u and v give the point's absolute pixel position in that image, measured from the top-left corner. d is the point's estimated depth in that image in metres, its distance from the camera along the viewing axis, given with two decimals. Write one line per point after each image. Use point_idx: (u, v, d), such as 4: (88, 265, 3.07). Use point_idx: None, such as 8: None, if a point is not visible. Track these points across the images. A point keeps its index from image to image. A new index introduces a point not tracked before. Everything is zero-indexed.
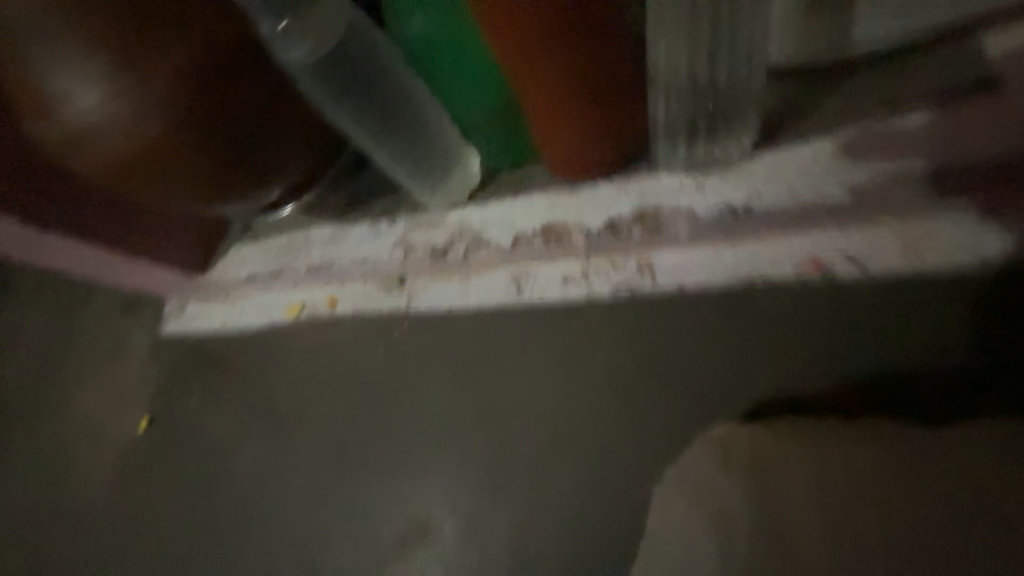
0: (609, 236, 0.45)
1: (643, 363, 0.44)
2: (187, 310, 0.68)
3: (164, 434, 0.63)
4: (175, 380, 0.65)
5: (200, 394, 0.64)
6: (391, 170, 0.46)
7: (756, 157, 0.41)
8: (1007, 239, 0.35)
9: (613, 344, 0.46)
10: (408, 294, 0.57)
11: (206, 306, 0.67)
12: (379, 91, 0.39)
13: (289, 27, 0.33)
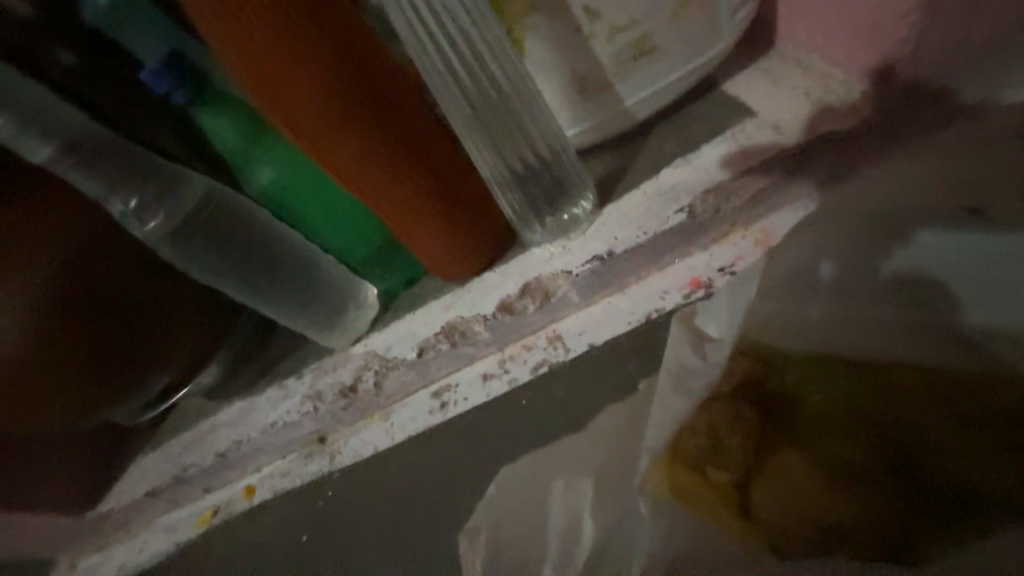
0: (506, 318, 0.45)
1: (582, 406, 0.42)
2: (109, 546, 0.60)
3: None
4: None
5: None
6: (283, 320, 0.46)
7: (608, 208, 0.43)
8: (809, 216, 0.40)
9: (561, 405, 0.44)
10: (329, 455, 0.52)
11: (128, 534, 0.60)
12: (244, 244, 0.40)
13: (145, 209, 0.36)
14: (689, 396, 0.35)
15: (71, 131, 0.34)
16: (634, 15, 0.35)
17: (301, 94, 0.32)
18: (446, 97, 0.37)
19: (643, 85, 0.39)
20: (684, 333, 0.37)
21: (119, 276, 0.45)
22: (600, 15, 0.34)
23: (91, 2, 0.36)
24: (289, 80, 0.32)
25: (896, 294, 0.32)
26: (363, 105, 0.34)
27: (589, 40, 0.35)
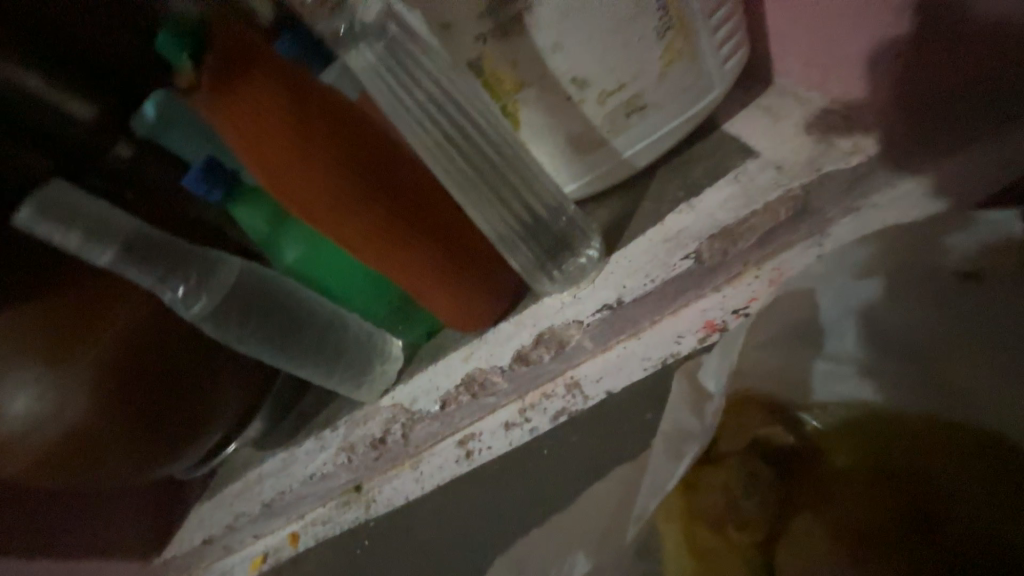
0: (522, 368, 0.46)
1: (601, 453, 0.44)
2: None
3: None
4: None
5: None
6: (316, 379, 0.49)
7: (614, 256, 0.44)
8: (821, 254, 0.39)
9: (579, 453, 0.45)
10: (366, 503, 0.55)
11: None
12: (277, 314, 0.44)
13: (190, 295, 0.40)
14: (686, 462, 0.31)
15: (122, 228, 0.38)
16: (621, 78, 0.36)
17: (291, 168, 0.35)
18: (450, 172, 0.39)
19: (640, 138, 0.41)
20: (684, 390, 0.32)
21: (168, 356, 0.48)
22: (588, 82, 0.36)
23: (141, 116, 0.42)
24: (282, 157, 0.34)
25: (911, 357, 0.32)
26: (349, 176, 0.36)
27: (579, 105, 0.37)
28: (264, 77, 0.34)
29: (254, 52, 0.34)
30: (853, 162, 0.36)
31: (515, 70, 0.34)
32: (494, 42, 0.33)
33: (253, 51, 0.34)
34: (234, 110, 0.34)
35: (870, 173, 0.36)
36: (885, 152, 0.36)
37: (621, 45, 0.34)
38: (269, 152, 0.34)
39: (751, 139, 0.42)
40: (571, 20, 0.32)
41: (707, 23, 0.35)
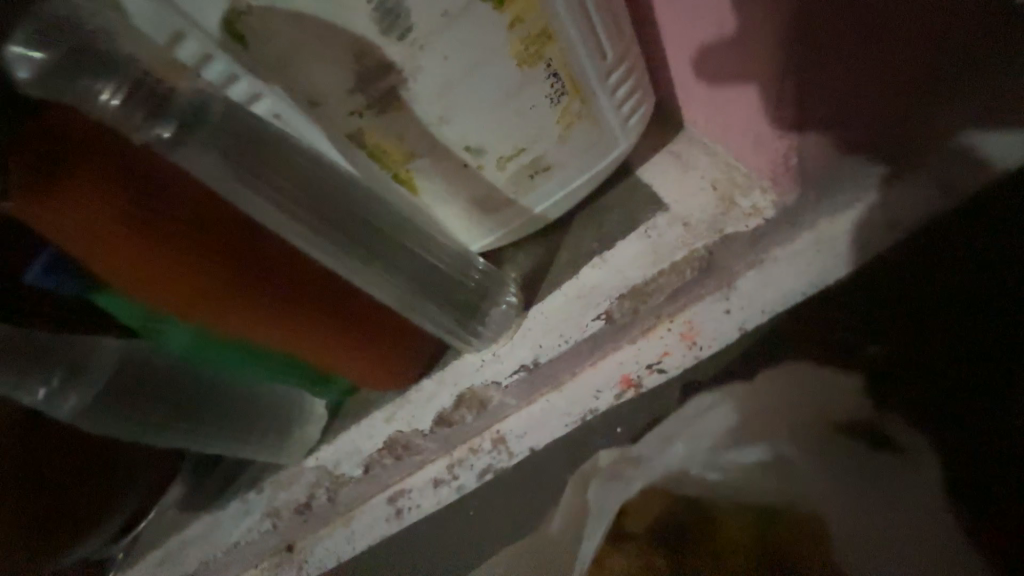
0: (445, 430, 0.45)
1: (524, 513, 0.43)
2: None
3: None
4: None
5: None
6: (227, 451, 0.46)
7: (532, 311, 0.43)
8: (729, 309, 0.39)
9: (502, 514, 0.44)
10: (298, 563, 0.53)
11: None
12: (167, 395, 0.40)
13: (54, 395, 0.36)
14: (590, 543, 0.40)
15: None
16: (519, 144, 0.34)
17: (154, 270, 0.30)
18: (328, 239, 0.34)
19: (549, 194, 0.39)
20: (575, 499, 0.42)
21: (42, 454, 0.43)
22: (484, 150, 0.34)
23: None
24: (137, 265, 0.30)
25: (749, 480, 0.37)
26: (225, 278, 0.32)
27: (478, 171, 0.35)
28: (94, 172, 0.28)
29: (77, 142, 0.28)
30: (751, 222, 0.37)
31: (401, 142, 0.32)
32: (372, 118, 0.30)
33: (74, 134, 0.28)
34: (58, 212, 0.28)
35: (768, 233, 0.37)
36: (781, 213, 0.36)
37: (514, 114, 0.32)
38: (120, 254, 0.30)
39: (663, 188, 0.41)
40: (455, 94, 0.30)
41: (604, 88, 0.34)
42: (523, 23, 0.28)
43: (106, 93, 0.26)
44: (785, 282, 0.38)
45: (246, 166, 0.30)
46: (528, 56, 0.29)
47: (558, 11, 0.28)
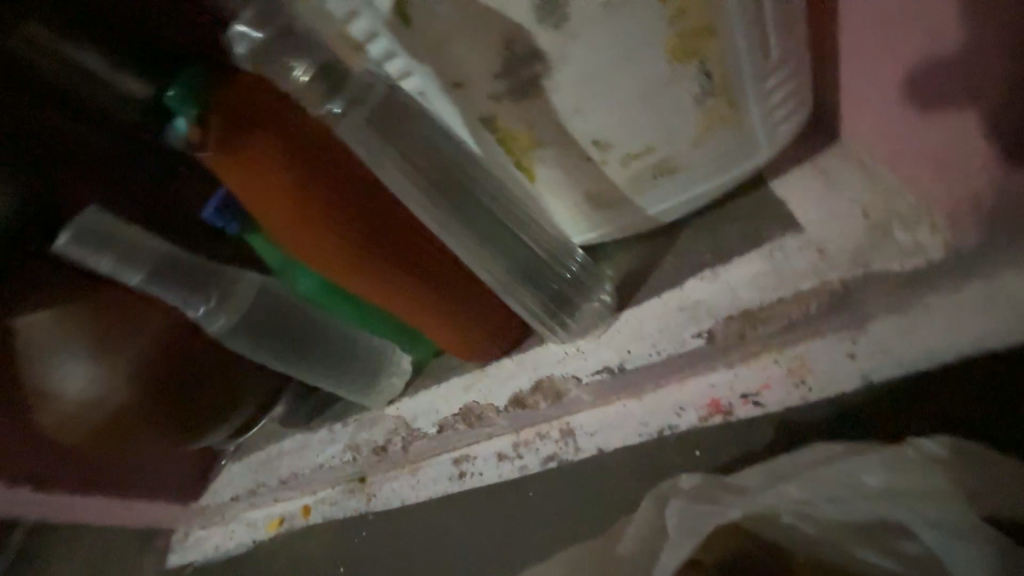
0: (519, 411, 0.46)
1: (582, 503, 0.44)
2: (210, 526, 0.76)
3: None
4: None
5: None
6: (330, 387, 0.52)
7: (624, 312, 0.42)
8: (853, 352, 0.35)
9: (561, 499, 0.45)
10: (367, 496, 0.59)
11: (221, 521, 0.75)
12: (290, 329, 0.46)
13: (210, 315, 0.42)
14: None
15: (135, 248, 0.40)
16: (649, 142, 0.32)
17: (301, 227, 0.34)
18: (450, 217, 0.35)
19: (668, 194, 0.37)
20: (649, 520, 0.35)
21: (192, 353, 0.50)
22: (612, 145, 0.32)
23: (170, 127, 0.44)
24: (293, 223, 0.34)
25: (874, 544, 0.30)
26: (358, 246, 0.35)
27: (601, 165, 0.34)
28: (273, 140, 0.32)
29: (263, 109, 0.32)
30: (904, 262, 0.32)
31: (531, 129, 0.32)
32: (508, 103, 0.30)
33: (253, 98, 0.32)
34: (238, 167, 0.32)
35: (927, 275, 0.32)
36: (949, 259, 0.31)
37: (651, 112, 0.30)
38: (278, 208, 0.33)
39: (799, 206, 0.37)
40: (596, 85, 0.29)
41: (759, 87, 0.30)
42: (684, 15, 0.26)
43: (300, 70, 0.29)
44: (937, 333, 0.33)
45: (391, 141, 0.32)
46: (681, 50, 0.27)
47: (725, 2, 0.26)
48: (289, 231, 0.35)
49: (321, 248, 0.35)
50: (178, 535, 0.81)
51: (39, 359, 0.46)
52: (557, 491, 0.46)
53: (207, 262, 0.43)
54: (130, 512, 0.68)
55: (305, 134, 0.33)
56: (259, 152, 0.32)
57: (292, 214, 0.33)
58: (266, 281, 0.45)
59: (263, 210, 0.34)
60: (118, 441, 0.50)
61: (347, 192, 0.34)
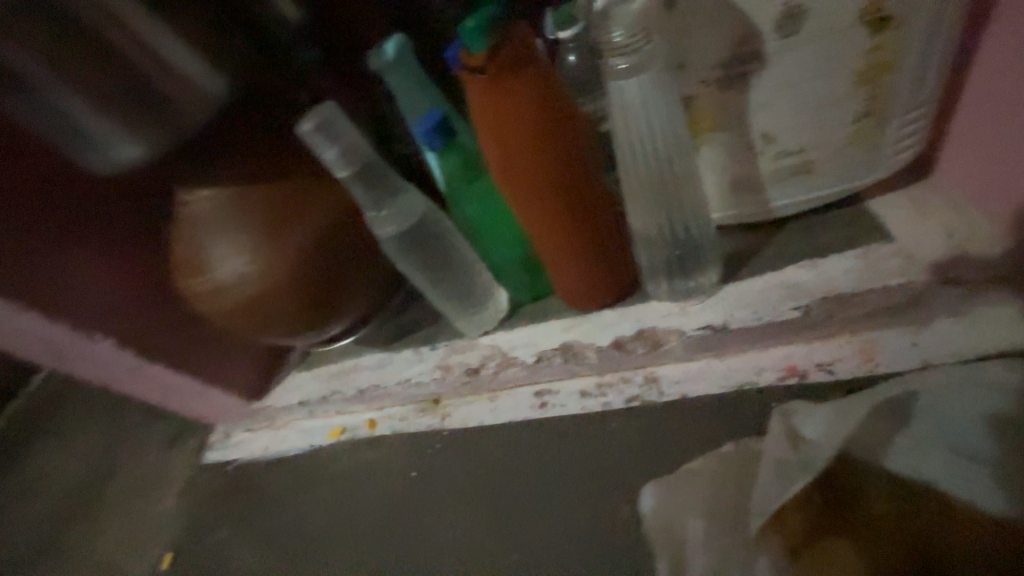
0: (617, 353, 0.54)
1: (663, 440, 0.50)
2: (248, 432, 0.77)
3: (235, 534, 0.67)
4: (253, 486, 0.71)
5: (271, 492, 0.69)
6: (440, 307, 0.58)
7: (727, 284, 0.50)
8: (918, 340, 0.44)
9: (642, 435, 0.51)
10: (441, 415, 0.64)
11: (263, 430, 0.76)
12: (435, 246, 0.52)
13: (385, 217, 0.49)
14: (792, 479, 0.41)
15: (353, 148, 0.45)
16: (803, 145, 0.41)
17: (520, 158, 0.41)
18: (633, 171, 0.42)
19: (796, 192, 0.45)
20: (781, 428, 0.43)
21: (334, 248, 0.55)
22: (777, 140, 0.41)
23: (375, 51, 0.50)
24: (511, 147, 0.41)
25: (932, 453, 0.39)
26: (552, 182, 0.43)
27: (757, 156, 0.42)
28: (531, 83, 0.38)
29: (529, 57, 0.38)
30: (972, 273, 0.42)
31: (719, 113, 0.40)
32: (714, 88, 0.38)
33: (519, 38, 0.38)
34: (496, 96, 0.38)
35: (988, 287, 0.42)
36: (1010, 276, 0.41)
37: (818, 121, 0.39)
38: (508, 137, 0.40)
39: (890, 223, 0.47)
40: (790, 88, 0.37)
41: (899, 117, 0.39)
42: (875, 52, 0.35)
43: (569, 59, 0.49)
44: (989, 333, 0.42)
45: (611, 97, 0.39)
46: (863, 77, 0.37)
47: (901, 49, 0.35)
48: (506, 158, 0.41)
49: (521, 174, 0.42)
50: (216, 434, 0.79)
51: (213, 232, 0.52)
52: (640, 427, 0.52)
53: (390, 171, 0.49)
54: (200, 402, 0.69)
55: (548, 82, 0.39)
56: (517, 89, 0.38)
57: (520, 145, 0.40)
58: (421, 199, 0.51)
59: (489, 130, 0.40)
60: (255, 320, 0.56)
61: (560, 137, 0.41)
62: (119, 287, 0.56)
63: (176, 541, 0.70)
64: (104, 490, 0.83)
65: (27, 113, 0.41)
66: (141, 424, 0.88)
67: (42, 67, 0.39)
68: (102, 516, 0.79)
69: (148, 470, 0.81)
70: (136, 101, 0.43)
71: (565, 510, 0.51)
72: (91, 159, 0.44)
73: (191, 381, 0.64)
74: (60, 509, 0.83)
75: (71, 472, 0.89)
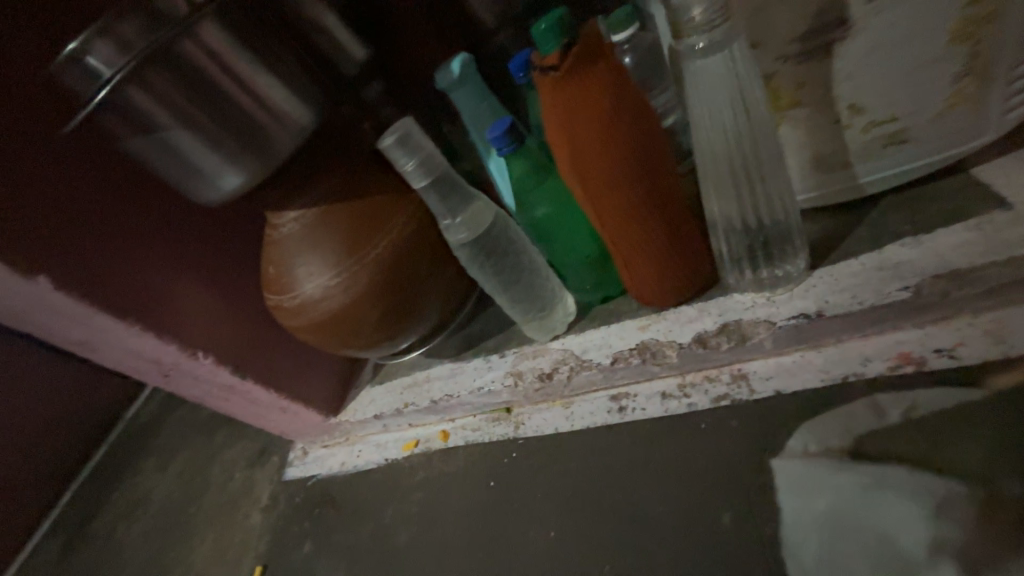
0: (699, 350, 0.51)
1: (759, 439, 0.47)
2: (325, 450, 0.80)
3: (321, 548, 0.69)
4: (333, 498, 0.73)
5: (353, 504, 0.71)
6: (512, 313, 0.58)
7: (818, 270, 0.47)
8: None
9: (734, 435, 0.49)
10: (514, 423, 0.64)
11: (340, 446, 0.79)
12: (507, 252, 0.53)
13: (459, 224, 0.51)
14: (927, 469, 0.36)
15: (429, 159, 0.48)
16: (897, 112, 0.39)
17: (594, 151, 0.41)
18: (709, 156, 0.41)
19: (890, 165, 0.42)
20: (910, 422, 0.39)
21: (410, 262, 0.58)
22: (865, 111, 0.39)
23: (442, 71, 0.52)
24: (582, 141, 0.41)
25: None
26: (626, 174, 0.43)
27: (843, 129, 0.40)
28: (601, 77, 0.39)
29: (598, 54, 0.39)
30: None
31: (798, 89, 0.39)
32: (794, 63, 0.37)
33: (588, 37, 0.39)
34: (569, 93, 0.39)
35: None
36: None
37: (914, 84, 0.37)
38: (582, 133, 0.41)
39: (1005, 189, 0.43)
40: (878, 54, 0.36)
41: (1007, 70, 0.37)
42: (978, 3, 0.34)
43: (626, 56, 0.51)
44: None
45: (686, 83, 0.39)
46: (965, 31, 0.35)
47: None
48: (579, 153, 0.41)
49: (593, 170, 0.42)
50: (296, 451, 0.83)
51: (299, 251, 0.56)
52: (733, 427, 0.49)
53: (462, 181, 0.52)
54: (281, 421, 0.72)
55: (616, 76, 0.40)
56: (588, 85, 0.39)
57: (592, 139, 0.41)
58: (492, 208, 0.52)
59: (561, 129, 0.41)
60: (337, 334, 0.59)
61: (631, 127, 0.41)
62: (215, 308, 0.62)
63: (266, 554, 0.73)
64: (198, 506, 0.88)
65: (153, 155, 0.46)
66: (232, 443, 0.94)
67: (168, 115, 0.44)
68: (198, 531, 0.84)
69: (237, 486, 0.86)
70: (241, 137, 0.48)
71: (659, 515, 0.49)
72: (203, 190, 0.49)
73: (277, 399, 0.68)
74: (162, 524, 0.89)
75: (169, 490, 0.95)
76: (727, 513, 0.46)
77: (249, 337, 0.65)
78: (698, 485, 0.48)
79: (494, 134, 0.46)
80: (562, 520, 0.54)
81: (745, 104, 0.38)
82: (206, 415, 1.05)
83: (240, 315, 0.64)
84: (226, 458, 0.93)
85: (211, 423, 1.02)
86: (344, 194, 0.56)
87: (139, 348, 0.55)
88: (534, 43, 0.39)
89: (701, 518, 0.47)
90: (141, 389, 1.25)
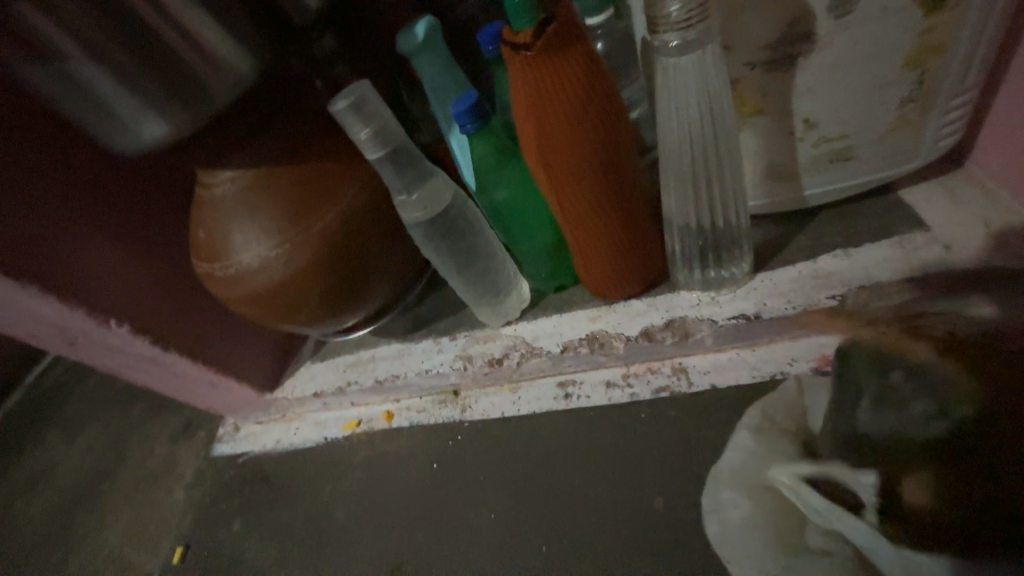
0: (645, 343, 0.53)
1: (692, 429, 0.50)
2: (259, 427, 0.75)
3: (249, 528, 0.66)
4: (264, 478, 0.70)
5: (287, 484, 0.68)
6: (466, 297, 0.57)
7: (761, 274, 0.49)
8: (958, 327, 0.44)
9: (670, 425, 0.51)
10: (461, 407, 0.63)
11: (273, 424, 0.74)
12: (464, 234, 0.51)
13: (415, 201, 0.48)
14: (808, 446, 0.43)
15: (386, 129, 0.45)
16: (845, 131, 0.41)
17: (561, 138, 0.40)
18: (673, 154, 0.41)
19: (833, 180, 0.45)
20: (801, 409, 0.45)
21: (360, 235, 0.54)
22: (817, 126, 0.41)
23: (406, 33, 0.48)
24: (552, 126, 0.39)
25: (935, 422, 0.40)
26: (591, 165, 0.42)
27: (797, 141, 0.42)
28: (574, 62, 0.38)
29: (572, 37, 0.37)
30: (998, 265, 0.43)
31: (761, 98, 0.40)
32: (759, 71, 0.38)
33: (563, 18, 0.37)
34: (540, 75, 0.37)
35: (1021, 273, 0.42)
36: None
37: (864, 105, 0.39)
38: (552, 118, 0.39)
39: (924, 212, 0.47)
40: (836, 71, 0.37)
41: (941, 101, 0.40)
42: (928, 34, 0.36)
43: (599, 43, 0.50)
44: None
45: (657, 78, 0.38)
46: (914, 60, 0.37)
47: (953, 33, 0.36)
48: (546, 138, 0.40)
49: (559, 157, 0.41)
50: (225, 427, 0.77)
51: (234, 214, 0.51)
52: (669, 418, 0.52)
53: (421, 155, 0.49)
54: (208, 396, 0.67)
55: (589, 62, 0.39)
56: (560, 68, 0.38)
57: (561, 126, 0.40)
58: (451, 186, 0.50)
59: (529, 112, 0.39)
60: (275, 307, 0.55)
61: (601, 118, 0.40)
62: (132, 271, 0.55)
63: (187, 534, 0.69)
64: (109, 484, 0.81)
65: (53, 89, 0.39)
66: (152, 417, 0.87)
67: (74, 44, 0.37)
68: (109, 511, 0.77)
69: (157, 464, 0.79)
70: (167, 82, 0.41)
71: (594, 498, 0.51)
72: (120, 138, 0.43)
73: (204, 372, 0.63)
74: (66, 503, 0.81)
75: (74, 466, 0.87)
76: (657, 498, 0.48)
77: (172, 304, 0.58)
78: (633, 471, 0.51)
79: (458, 108, 0.43)
80: (502, 503, 0.55)
81: (712, 106, 0.39)
82: (121, 387, 0.95)
83: (163, 280, 0.58)
84: (144, 433, 0.85)
85: (128, 395, 0.93)
86: (289, 156, 0.51)
87: (34, 311, 0.48)
88: (506, 15, 0.37)
89: (634, 501, 0.49)
90: (42, 355, 1.11)
